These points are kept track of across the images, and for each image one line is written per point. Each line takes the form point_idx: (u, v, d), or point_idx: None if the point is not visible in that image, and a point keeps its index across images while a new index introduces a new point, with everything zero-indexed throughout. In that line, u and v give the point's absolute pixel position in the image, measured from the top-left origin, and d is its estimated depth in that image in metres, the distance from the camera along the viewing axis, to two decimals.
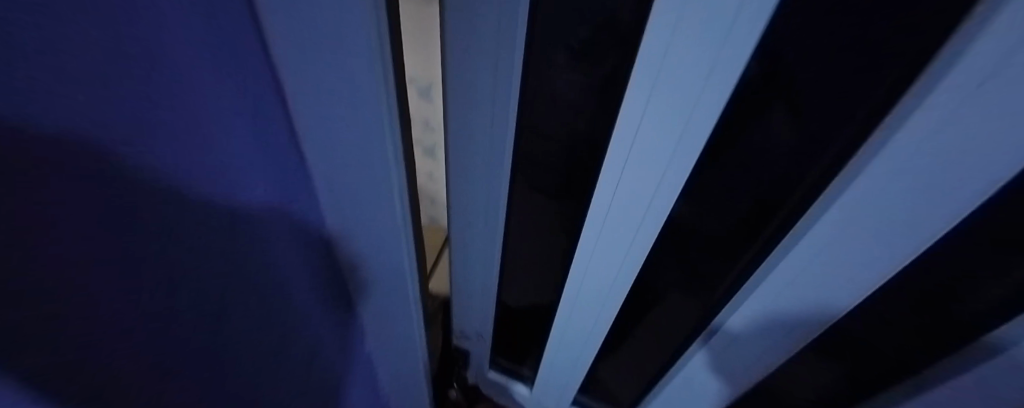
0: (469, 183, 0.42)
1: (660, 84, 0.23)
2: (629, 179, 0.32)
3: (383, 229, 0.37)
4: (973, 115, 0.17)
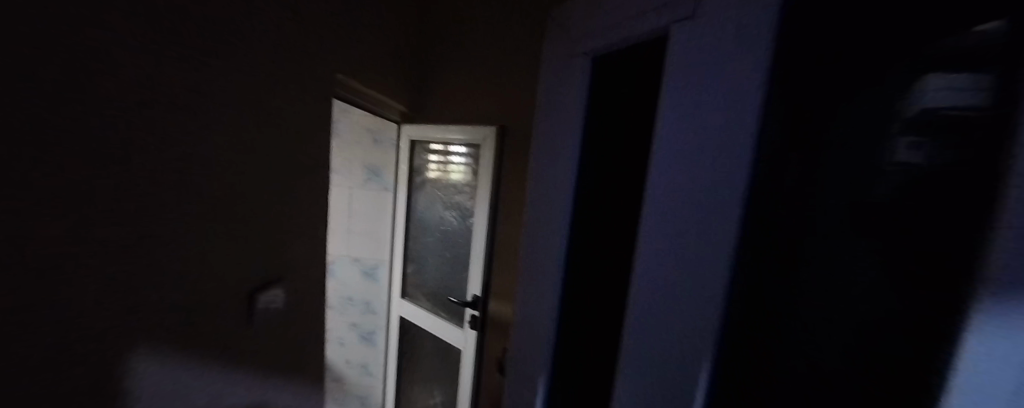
0: (530, 308, 0.62)
1: (637, 276, 0.45)
2: (648, 322, 0.43)
3: (514, 382, 0.66)
4: (868, 126, 0.30)
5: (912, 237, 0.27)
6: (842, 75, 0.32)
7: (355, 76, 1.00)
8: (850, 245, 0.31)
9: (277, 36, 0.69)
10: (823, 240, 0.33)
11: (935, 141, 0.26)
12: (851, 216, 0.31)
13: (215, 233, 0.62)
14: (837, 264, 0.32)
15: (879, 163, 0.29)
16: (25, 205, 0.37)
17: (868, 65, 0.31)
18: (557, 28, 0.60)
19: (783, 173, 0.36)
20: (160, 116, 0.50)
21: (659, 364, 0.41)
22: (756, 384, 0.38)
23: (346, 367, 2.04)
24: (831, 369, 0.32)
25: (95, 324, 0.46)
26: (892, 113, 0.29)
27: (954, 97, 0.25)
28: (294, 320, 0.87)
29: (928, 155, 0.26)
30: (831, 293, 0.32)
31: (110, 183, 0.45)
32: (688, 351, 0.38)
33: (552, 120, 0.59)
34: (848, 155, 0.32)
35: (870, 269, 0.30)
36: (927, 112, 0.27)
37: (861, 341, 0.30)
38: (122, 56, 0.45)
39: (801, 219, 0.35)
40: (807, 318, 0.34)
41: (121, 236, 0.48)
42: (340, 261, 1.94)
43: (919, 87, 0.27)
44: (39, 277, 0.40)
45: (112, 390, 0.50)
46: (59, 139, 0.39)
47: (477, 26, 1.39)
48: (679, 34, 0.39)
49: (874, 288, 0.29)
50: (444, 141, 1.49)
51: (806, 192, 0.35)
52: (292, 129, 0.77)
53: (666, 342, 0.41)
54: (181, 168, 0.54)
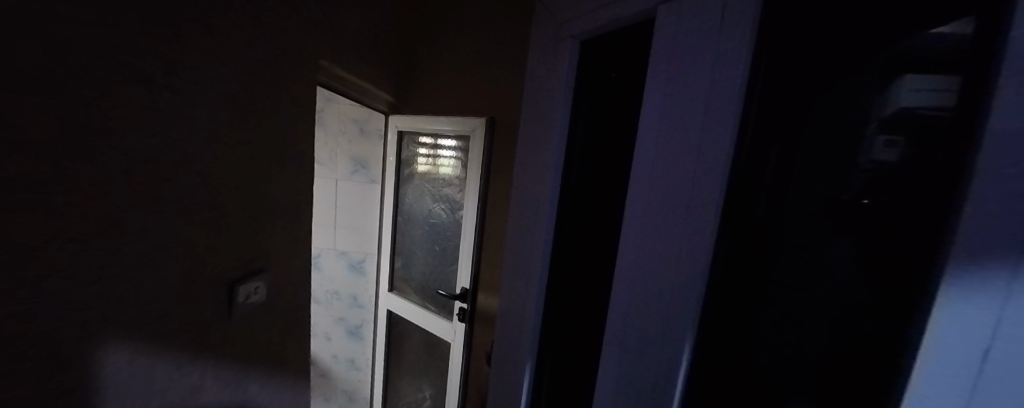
0: (516, 299, 0.62)
1: (619, 269, 0.45)
2: (629, 313, 0.44)
3: (500, 372, 0.66)
4: (845, 122, 0.30)
5: (880, 237, 0.27)
6: (823, 70, 0.32)
7: (338, 63, 0.97)
8: (822, 242, 0.31)
9: (257, 20, 0.66)
10: (798, 236, 0.33)
11: (909, 139, 0.25)
12: (824, 213, 0.31)
13: (193, 224, 0.60)
14: (809, 262, 0.32)
15: (855, 161, 0.29)
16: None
17: (848, 61, 0.30)
18: (545, 15, 0.59)
19: (761, 165, 0.35)
20: (131, 99, 0.47)
21: (638, 353, 0.42)
22: (724, 382, 0.38)
23: (332, 362, 2.01)
24: (801, 368, 0.32)
25: (71, 315, 0.45)
26: (869, 111, 0.28)
27: (929, 96, 0.24)
28: (275, 313, 0.85)
29: (901, 155, 0.26)
30: (803, 291, 0.32)
31: (76, 167, 0.43)
32: (666, 340, 0.38)
33: (538, 110, 0.58)
34: (824, 150, 0.31)
35: (840, 268, 0.29)
36: (904, 111, 0.26)
37: (831, 340, 0.30)
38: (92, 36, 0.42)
39: (776, 214, 0.34)
40: (778, 316, 0.34)
41: (91, 224, 0.45)
42: (325, 255, 1.90)
43: (898, 84, 0.27)
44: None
45: (87, 382, 0.48)
46: (16, 120, 0.37)
47: (466, 16, 1.37)
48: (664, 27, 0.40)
49: (844, 286, 0.29)
50: (433, 133, 1.47)
51: (783, 187, 0.34)
52: (273, 118, 0.74)
53: (645, 330, 0.41)
54: (156, 155, 0.52)
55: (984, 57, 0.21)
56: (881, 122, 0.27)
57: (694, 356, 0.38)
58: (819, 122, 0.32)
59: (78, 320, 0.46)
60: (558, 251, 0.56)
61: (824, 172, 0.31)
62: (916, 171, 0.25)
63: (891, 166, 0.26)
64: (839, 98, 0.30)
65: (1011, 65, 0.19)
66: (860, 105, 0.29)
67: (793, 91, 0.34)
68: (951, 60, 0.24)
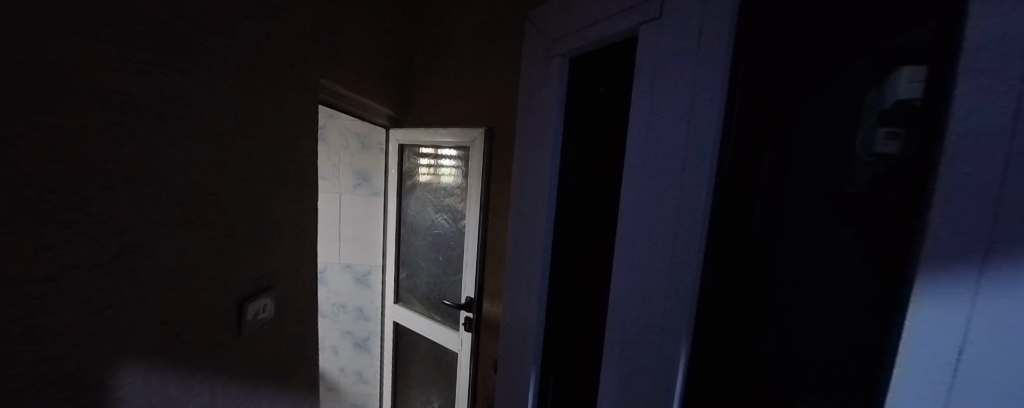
0: (518, 306, 0.63)
1: (617, 272, 0.46)
2: (626, 316, 0.44)
3: (507, 382, 0.66)
4: (840, 118, 0.30)
5: (877, 231, 0.27)
6: (812, 68, 0.33)
7: (338, 82, 1.00)
8: (823, 237, 0.31)
9: (260, 47, 0.69)
10: (805, 231, 0.32)
11: (906, 132, 0.25)
12: (828, 208, 0.31)
13: (203, 244, 0.62)
14: (816, 258, 0.31)
15: (854, 156, 0.29)
16: (13, 219, 0.39)
17: (835, 60, 0.31)
18: (534, 31, 0.61)
19: (756, 165, 0.36)
20: (145, 128, 0.50)
21: (638, 355, 0.42)
22: (734, 383, 0.37)
23: (340, 376, 2.01)
24: (813, 370, 0.31)
25: (97, 330, 0.48)
26: (871, 104, 0.28)
27: (921, 89, 0.24)
28: (284, 328, 0.86)
29: (899, 145, 0.25)
30: (809, 286, 0.32)
31: (89, 196, 0.45)
32: (663, 340, 0.39)
33: (532, 121, 0.60)
34: (822, 144, 0.31)
35: (845, 262, 0.29)
36: (901, 104, 0.26)
37: (847, 343, 0.29)
38: (110, 73, 0.46)
39: (774, 212, 0.35)
40: (784, 313, 0.34)
41: (106, 247, 0.48)
42: (330, 269, 1.92)
43: (895, 77, 0.27)
44: (15, 290, 0.40)
45: (108, 396, 0.50)
46: (25, 154, 0.39)
47: (461, 30, 1.40)
48: (643, 41, 0.42)
49: (854, 281, 0.29)
50: (434, 144, 1.49)
51: (781, 185, 0.34)
52: (277, 138, 0.76)
53: (642, 333, 0.42)
54: (167, 179, 0.54)
55: (945, 59, 0.22)
56: (882, 114, 0.27)
57: (691, 357, 0.38)
58: (814, 119, 0.32)
59: (105, 336, 0.49)
60: (558, 258, 0.57)
61: (822, 167, 0.31)
62: (904, 162, 0.25)
63: (891, 159, 0.26)
64: (833, 95, 0.31)
65: (958, 75, 0.21)
66: (856, 100, 0.29)
67: (786, 90, 0.34)
68: (921, 60, 0.25)
